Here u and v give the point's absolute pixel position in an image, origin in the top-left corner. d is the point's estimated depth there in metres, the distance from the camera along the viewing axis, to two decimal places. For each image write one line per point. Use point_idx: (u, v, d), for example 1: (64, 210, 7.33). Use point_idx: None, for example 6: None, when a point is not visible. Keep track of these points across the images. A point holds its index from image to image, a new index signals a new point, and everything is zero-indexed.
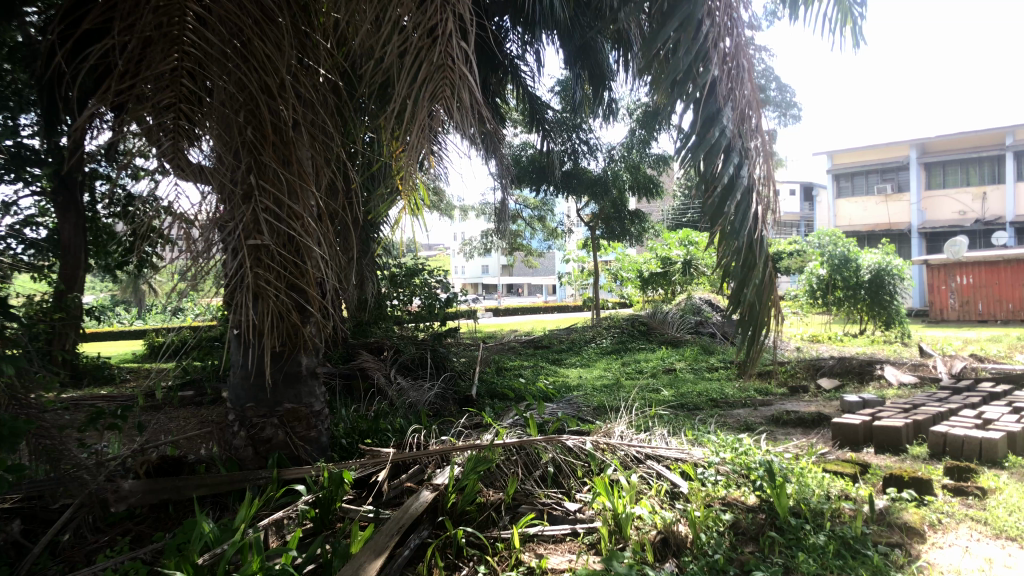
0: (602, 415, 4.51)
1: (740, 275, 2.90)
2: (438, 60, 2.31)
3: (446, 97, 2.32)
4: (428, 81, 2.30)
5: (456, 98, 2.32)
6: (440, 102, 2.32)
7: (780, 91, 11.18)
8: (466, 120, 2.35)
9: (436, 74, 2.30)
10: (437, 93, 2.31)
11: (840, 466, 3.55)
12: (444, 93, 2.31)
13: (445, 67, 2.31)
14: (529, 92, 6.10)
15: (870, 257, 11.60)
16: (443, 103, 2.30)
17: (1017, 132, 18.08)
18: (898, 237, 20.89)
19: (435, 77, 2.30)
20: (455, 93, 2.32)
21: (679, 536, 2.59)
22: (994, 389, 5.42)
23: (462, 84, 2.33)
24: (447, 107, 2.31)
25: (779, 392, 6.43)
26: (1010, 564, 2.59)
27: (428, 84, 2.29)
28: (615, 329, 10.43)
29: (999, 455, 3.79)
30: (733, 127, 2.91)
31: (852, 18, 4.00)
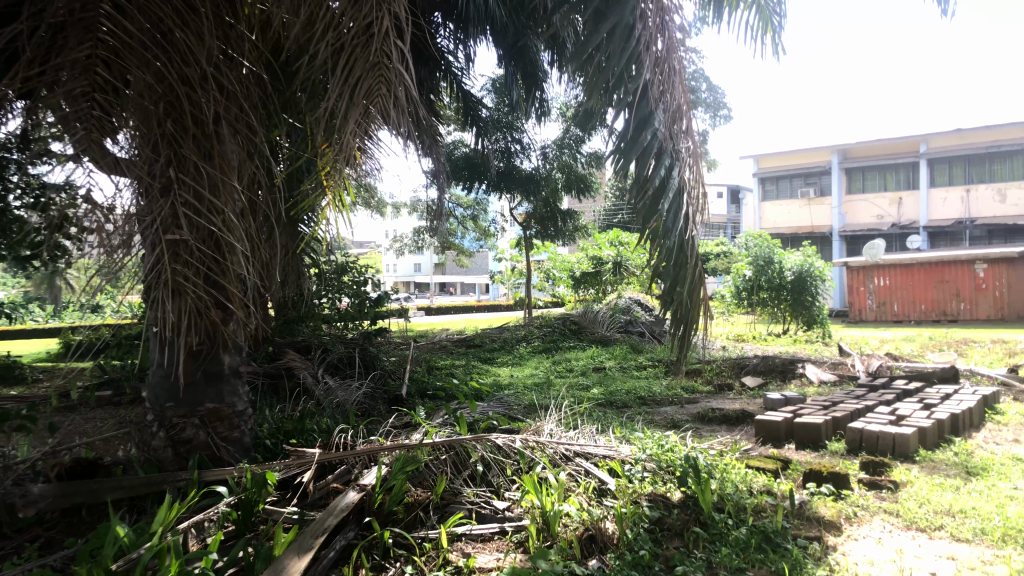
0: (532, 414, 4.52)
1: (672, 275, 2.95)
2: (374, 57, 2.29)
3: (383, 96, 2.31)
4: (365, 79, 2.28)
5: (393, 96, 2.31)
6: (378, 101, 2.30)
7: (711, 93, 11.39)
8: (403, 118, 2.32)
9: (371, 71, 2.28)
10: (373, 92, 2.29)
11: (763, 463, 3.64)
12: (381, 92, 2.30)
13: (381, 64, 2.30)
14: (462, 90, 6.09)
15: (793, 259, 11.95)
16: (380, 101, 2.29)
17: (930, 140, 18.89)
18: (820, 240, 21.55)
19: (372, 74, 2.28)
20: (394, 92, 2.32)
21: (604, 534, 2.61)
22: (907, 387, 5.64)
23: (399, 81, 2.32)
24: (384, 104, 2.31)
25: (705, 390, 6.57)
26: (919, 554, 2.69)
27: (364, 82, 2.26)
28: (546, 327, 10.50)
29: (911, 450, 3.95)
30: (665, 129, 2.97)
31: (772, 27, 4.11)
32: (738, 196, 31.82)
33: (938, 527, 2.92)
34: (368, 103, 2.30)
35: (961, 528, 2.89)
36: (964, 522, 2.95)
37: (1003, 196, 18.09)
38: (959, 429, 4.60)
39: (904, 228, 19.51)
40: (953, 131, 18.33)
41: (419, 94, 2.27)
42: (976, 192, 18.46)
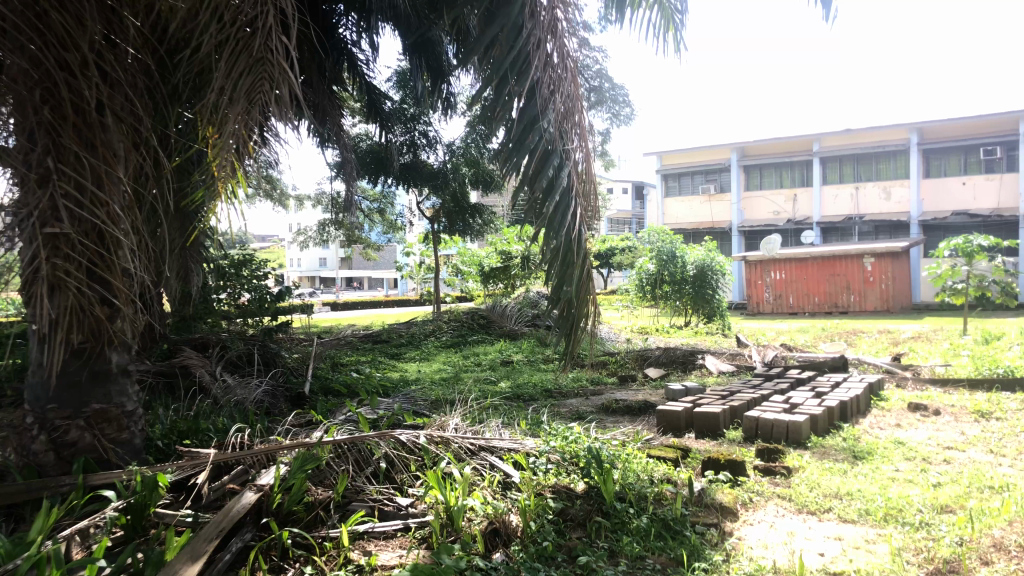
0: (438, 409, 4.51)
1: (558, 273, 2.98)
2: (258, 51, 2.26)
3: (266, 93, 2.28)
4: (247, 73, 2.25)
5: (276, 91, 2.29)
6: (261, 96, 2.27)
7: (614, 91, 11.50)
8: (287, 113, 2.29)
9: (254, 67, 2.26)
10: (255, 87, 2.26)
11: (664, 452, 3.72)
12: (263, 88, 2.27)
13: (264, 60, 2.27)
14: (366, 81, 6.00)
15: (694, 253, 12.27)
16: (263, 95, 2.27)
17: (823, 139, 19.73)
18: (719, 235, 22.22)
19: (254, 69, 2.25)
20: (277, 87, 2.28)
21: (509, 526, 2.61)
22: (801, 376, 5.89)
23: (280, 79, 2.29)
24: (263, 97, 2.28)
25: (610, 381, 6.69)
26: (810, 535, 2.81)
27: (246, 77, 2.24)
28: (455, 322, 10.47)
29: (803, 436, 4.12)
30: (555, 129, 3.02)
31: (674, 25, 4.21)
32: (642, 192, 32.46)
33: (827, 509, 3.06)
34: (250, 98, 2.26)
35: (848, 510, 3.03)
36: (850, 504, 3.10)
37: (888, 193, 19.06)
38: (846, 416, 4.82)
39: (799, 223, 20.32)
40: (843, 132, 19.21)
41: (304, 94, 2.24)
42: (864, 190, 19.37)
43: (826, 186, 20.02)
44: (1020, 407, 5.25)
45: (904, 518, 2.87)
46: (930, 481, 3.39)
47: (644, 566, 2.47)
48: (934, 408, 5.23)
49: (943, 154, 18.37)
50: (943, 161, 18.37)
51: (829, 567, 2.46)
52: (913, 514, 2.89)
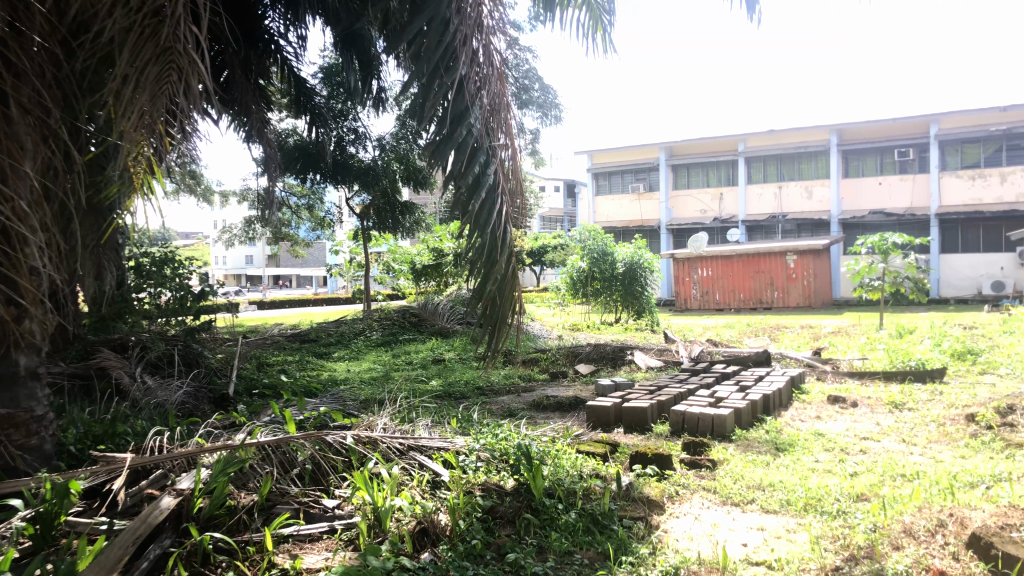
0: (366, 409, 4.45)
1: (483, 270, 2.97)
2: (165, 41, 2.26)
3: (173, 83, 2.29)
4: (155, 62, 2.25)
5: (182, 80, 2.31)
6: (168, 86, 2.27)
7: (543, 93, 11.50)
8: (196, 104, 2.30)
9: (161, 57, 2.25)
10: (163, 77, 2.26)
11: (593, 447, 3.75)
12: (171, 78, 2.27)
13: (172, 50, 2.27)
14: (294, 75, 5.89)
15: (624, 251, 12.45)
16: (170, 85, 2.28)
17: (747, 140, 20.25)
18: (648, 233, 22.57)
19: (161, 59, 2.25)
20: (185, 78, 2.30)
21: (437, 526, 2.59)
22: (726, 370, 6.03)
23: (189, 69, 2.29)
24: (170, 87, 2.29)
25: (542, 378, 6.73)
26: (733, 527, 2.87)
27: (153, 66, 2.23)
28: (385, 319, 10.37)
29: (727, 429, 4.21)
30: (480, 127, 3.02)
31: (603, 26, 4.24)
32: (574, 190, 32.71)
33: (749, 500, 3.13)
34: (157, 88, 2.25)
35: (770, 500, 3.11)
36: (772, 494, 3.19)
37: (810, 193, 19.63)
38: (770, 409, 4.95)
39: (725, 221, 20.77)
40: (767, 132, 19.74)
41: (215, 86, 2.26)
42: (787, 189, 19.93)
43: (751, 185, 20.52)
44: (931, 398, 5.48)
45: (823, 508, 2.96)
46: (848, 471, 3.51)
47: (572, 561, 2.49)
48: (852, 400, 5.42)
49: (861, 156, 19.05)
50: (860, 161, 19.05)
51: (752, 557, 2.53)
52: (830, 503, 2.99)
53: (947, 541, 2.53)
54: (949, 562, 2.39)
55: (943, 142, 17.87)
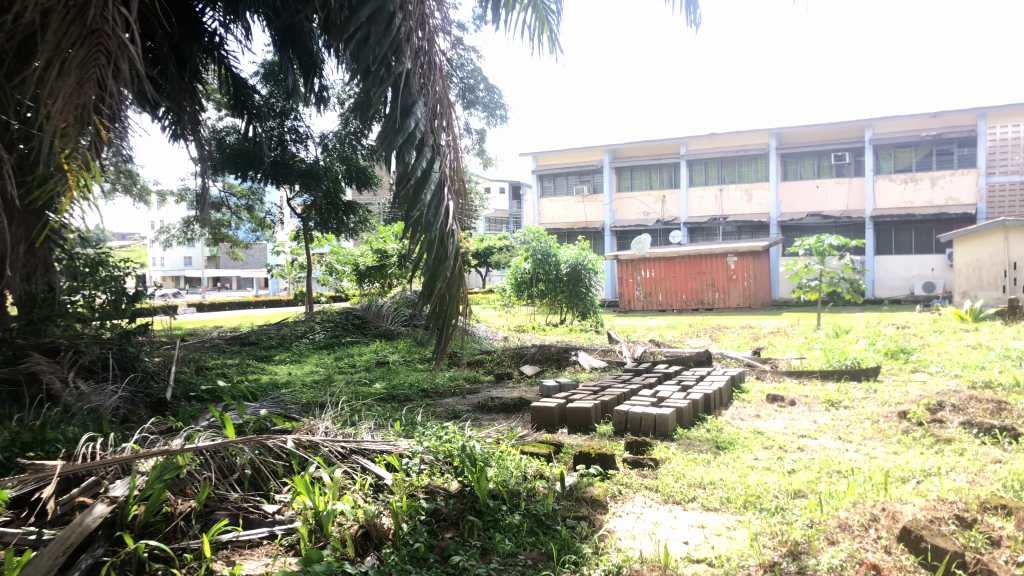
0: (308, 412, 4.39)
1: (431, 268, 2.94)
2: (92, 23, 2.46)
3: (101, 65, 2.49)
4: (81, 45, 2.45)
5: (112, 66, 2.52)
6: (96, 67, 2.47)
7: (488, 93, 11.41)
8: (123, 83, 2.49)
9: (88, 38, 2.46)
10: (90, 60, 2.46)
11: (537, 448, 3.76)
12: (98, 61, 2.48)
13: (99, 32, 2.47)
14: (232, 72, 5.79)
15: (568, 252, 12.53)
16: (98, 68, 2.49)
17: (689, 143, 20.59)
18: (592, 235, 22.75)
19: (89, 41, 2.46)
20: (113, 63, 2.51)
21: (380, 529, 2.56)
22: (668, 370, 6.12)
23: (117, 50, 2.49)
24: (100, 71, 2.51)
25: (487, 380, 6.73)
26: (676, 525, 2.91)
27: (79, 49, 2.44)
28: (328, 321, 10.25)
29: (669, 429, 4.26)
30: (425, 121, 3.01)
31: (548, 27, 4.27)
32: (519, 191, 32.78)
33: (691, 498, 3.18)
34: (84, 70, 2.46)
35: (710, 498, 3.17)
36: (712, 492, 3.24)
37: (749, 196, 20.04)
38: (710, 408, 5.04)
39: (667, 224, 21.05)
40: (708, 135, 20.11)
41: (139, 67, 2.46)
42: (727, 192, 20.31)
43: (692, 187, 20.85)
44: (864, 395, 5.64)
45: (761, 504, 3.02)
46: (785, 468, 3.58)
47: (515, 562, 2.50)
48: (790, 399, 5.54)
49: (799, 159, 19.52)
50: (798, 165, 19.52)
51: (693, 555, 2.56)
52: (768, 500, 3.06)
53: (879, 535, 2.60)
54: (881, 555, 2.46)
55: (876, 147, 18.41)
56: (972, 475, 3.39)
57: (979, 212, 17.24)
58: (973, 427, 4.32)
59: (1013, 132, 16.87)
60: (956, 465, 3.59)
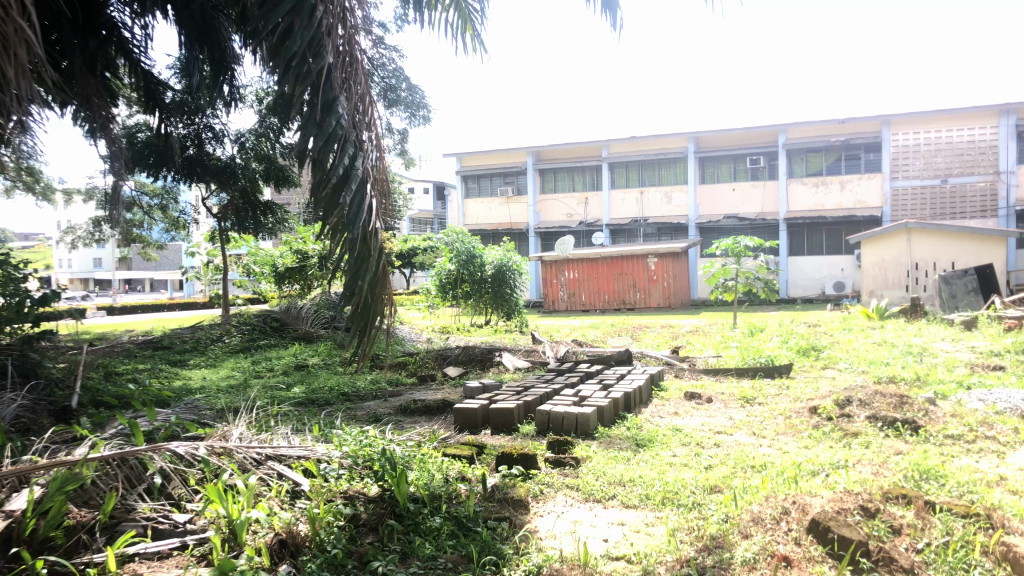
0: (222, 418, 4.27)
1: (354, 266, 2.86)
2: None
3: None
4: None
5: (11, 54, 2.61)
6: None
7: (410, 92, 11.27)
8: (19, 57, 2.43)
9: None
10: None
11: (459, 450, 3.74)
12: None
13: None
14: (141, 67, 5.59)
15: (492, 253, 12.54)
16: (0, 57, 2.57)
17: (611, 145, 20.90)
18: (517, 236, 22.81)
19: None
20: (12, 50, 2.59)
21: (297, 536, 2.52)
22: (590, 370, 6.19)
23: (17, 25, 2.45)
24: (0, 60, 2.59)
25: (409, 382, 6.69)
26: (595, 523, 2.94)
27: None
28: (245, 325, 9.99)
29: (590, 427, 4.31)
30: (348, 118, 2.96)
31: (471, 26, 4.25)
32: (443, 192, 32.67)
33: (610, 496, 3.22)
34: None
35: (630, 495, 3.21)
36: (631, 489, 3.29)
37: (669, 198, 20.48)
38: (630, 406, 5.12)
39: (590, 225, 21.29)
40: (629, 138, 20.46)
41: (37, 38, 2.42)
42: (648, 194, 20.70)
43: (614, 189, 21.17)
44: (778, 392, 5.82)
45: (679, 501, 3.08)
46: (702, 465, 3.66)
47: (435, 565, 2.48)
48: (707, 396, 5.67)
49: (716, 163, 20.04)
50: (716, 168, 20.05)
51: (611, 552, 2.60)
52: (686, 496, 3.11)
53: (790, 528, 2.68)
54: (792, 547, 2.54)
55: (789, 151, 19.02)
56: (878, 467, 3.54)
57: (885, 214, 17.99)
58: (878, 421, 4.49)
59: (915, 139, 17.68)
60: (863, 457, 3.73)
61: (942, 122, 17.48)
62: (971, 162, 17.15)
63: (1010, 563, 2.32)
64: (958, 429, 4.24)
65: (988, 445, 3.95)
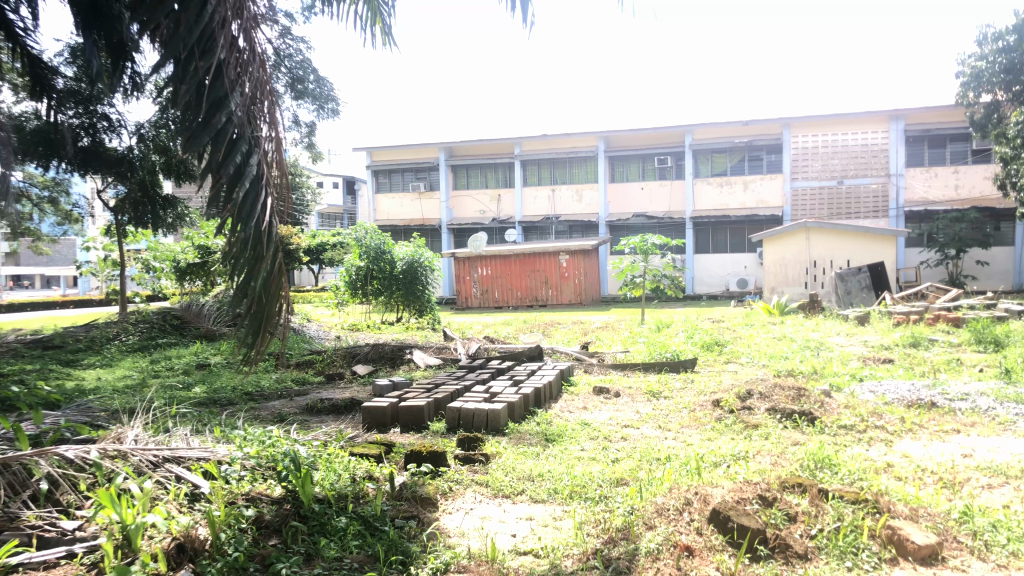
0: (117, 420, 4.10)
1: (245, 266, 2.81)
2: None
3: None
4: None
5: None
6: None
7: (318, 84, 11.02)
8: None
9: None
10: None
11: (367, 449, 3.69)
12: None
13: None
14: (30, 51, 5.31)
15: (402, 249, 12.45)
16: None
17: (523, 143, 21.01)
18: (428, 232, 22.67)
19: None
20: None
21: (195, 541, 2.43)
22: (501, 366, 6.21)
23: None
24: None
25: (316, 381, 6.56)
26: (504, 519, 2.95)
27: None
28: (143, 323, 9.60)
29: (501, 424, 4.33)
30: (243, 113, 2.87)
31: (381, 18, 4.21)
32: (353, 187, 32.24)
33: (519, 492, 3.24)
34: None
35: (538, 490, 3.24)
36: (540, 484, 3.32)
37: (580, 196, 20.76)
38: (541, 402, 5.16)
39: (502, 222, 21.33)
40: (541, 136, 20.62)
41: None
42: (559, 192, 20.91)
43: (527, 187, 21.30)
44: (683, 386, 5.97)
45: (586, 494, 3.12)
46: (610, 458, 3.73)
47: (341, 566, 2.44)
48: (615, 390, 5.76)
49: (625, 162, 20.43)
50: (625, 167, 20.44)
51: (519, 547, 2.61)
52: (593, 490, 3.16)
53: (693, 518, 2.75)
54: (693, 537, 2.61)
55: (695, 151, 19.55)
56: (776, 457, 3.67)
57: (784, 214, 18.68)
58: (777, 413, 4.66)
59: (813, 141, 18.46)
60: (762, 448, 3.86)
61: (838, 126, 18.26)
62: (865, 164, 18.01)
63: (894, 545, 2.46)
64: (851, 420, 4.44)
65: (877, 435, 4.15)
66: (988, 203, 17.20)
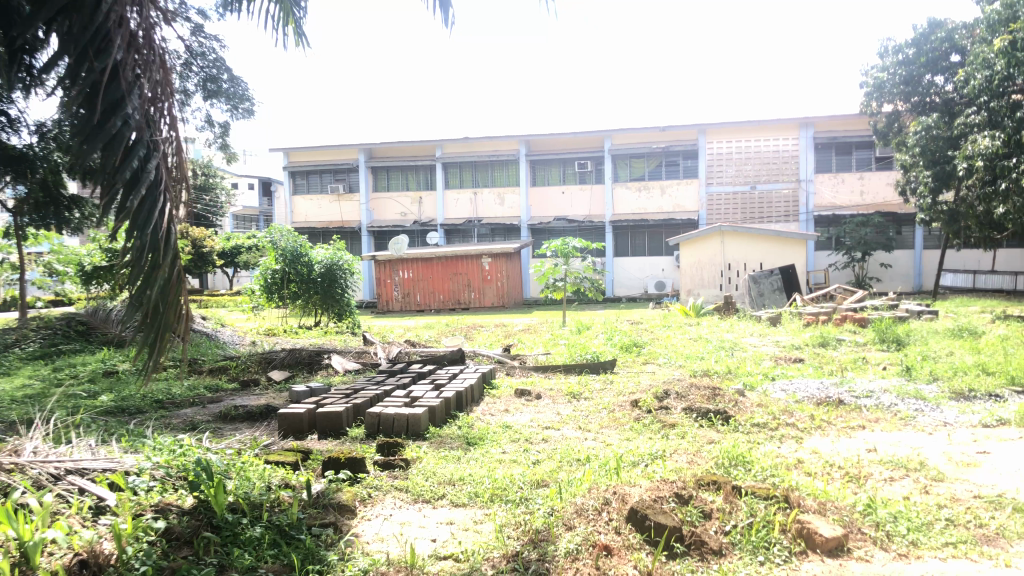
0: (15, 431, 3.90)
1: (142, 273, 2.68)
2: None
3: None
4: None
5: None
6: None
7: (232, 84, 10.71)
8: None
9: None
10: None
11: (283, 457, 3.60)
12: None
13: None
14: None
15: (320, 252, 12.24)
16: None
17: (444, 145, 20.92)
18: (348, 234, 22.34)
19: None
20: None
21: (99, 555, 2.32)
22: (422, 370, 6.17)
23: None
24: None
25: (231, 387, 6.39)
26: (423, 524, 2.93)
27: None
28: (46, 329, 9.17)
29: (421, 428, 4.30)
30: (140, 116, 2.77)
31: (293, 19, 4.12)
32: (270, 188, 31.52)
33: (439, 496, 3.23)
34: None
35: (459, 494, 3.23)
36: (461, 488, 3.31)
37: (501, 199, 20.84)
38: (462, 405, 5.14)
39: (424, 224, 21.21)
40: (462, 139, 20.57)
41: None
42: (481, 196, 20.94)
43: (448, 190, 21.23)
44: (603, 387, 6.05)
45: (507, 497, 3.13)
46: (530, 460, 3.74)
47: None
48: (536, 393, 5.80)
49: (546, 166, 20.58)
50: (546, 171, 20.59)
51: (440, 551, 2.59)
52: (514, 492, 3.17)
53: (611, 517, 2.79)
54: (612, 536, 2.64)
55: (614, 156, 19.85)
56: (692, 456, 3.75)
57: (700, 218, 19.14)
58: (693, 412, 4.76)
59: (727, 147, 18.95)
60: (679, 447, 3.94)
61: (751, 133, 18.78)
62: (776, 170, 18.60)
63: (803, 538, 2.55)
64: (764, 418, 4.58)
65: (788, 431, 4.28)
66: (891, 208, 18.01)
